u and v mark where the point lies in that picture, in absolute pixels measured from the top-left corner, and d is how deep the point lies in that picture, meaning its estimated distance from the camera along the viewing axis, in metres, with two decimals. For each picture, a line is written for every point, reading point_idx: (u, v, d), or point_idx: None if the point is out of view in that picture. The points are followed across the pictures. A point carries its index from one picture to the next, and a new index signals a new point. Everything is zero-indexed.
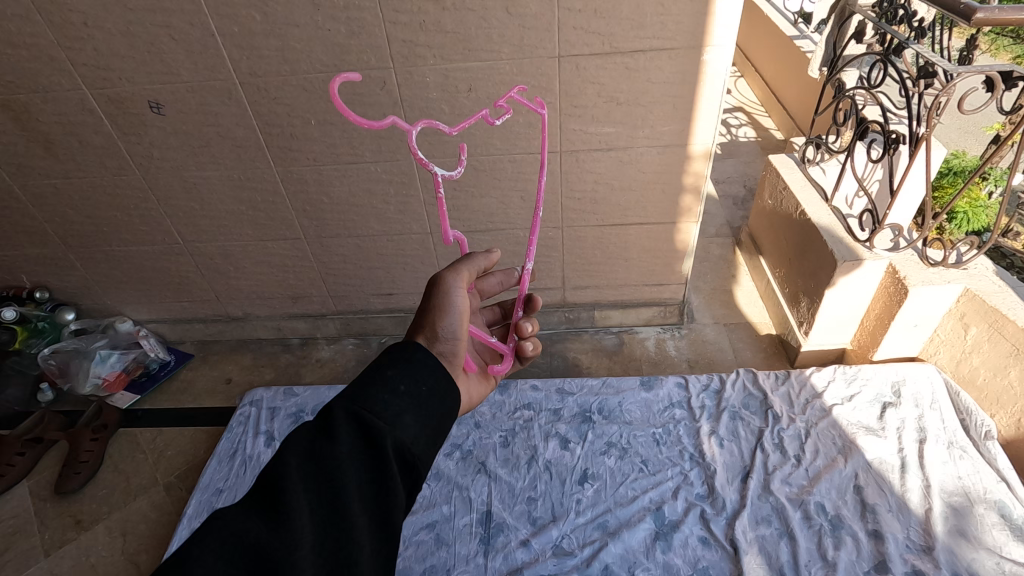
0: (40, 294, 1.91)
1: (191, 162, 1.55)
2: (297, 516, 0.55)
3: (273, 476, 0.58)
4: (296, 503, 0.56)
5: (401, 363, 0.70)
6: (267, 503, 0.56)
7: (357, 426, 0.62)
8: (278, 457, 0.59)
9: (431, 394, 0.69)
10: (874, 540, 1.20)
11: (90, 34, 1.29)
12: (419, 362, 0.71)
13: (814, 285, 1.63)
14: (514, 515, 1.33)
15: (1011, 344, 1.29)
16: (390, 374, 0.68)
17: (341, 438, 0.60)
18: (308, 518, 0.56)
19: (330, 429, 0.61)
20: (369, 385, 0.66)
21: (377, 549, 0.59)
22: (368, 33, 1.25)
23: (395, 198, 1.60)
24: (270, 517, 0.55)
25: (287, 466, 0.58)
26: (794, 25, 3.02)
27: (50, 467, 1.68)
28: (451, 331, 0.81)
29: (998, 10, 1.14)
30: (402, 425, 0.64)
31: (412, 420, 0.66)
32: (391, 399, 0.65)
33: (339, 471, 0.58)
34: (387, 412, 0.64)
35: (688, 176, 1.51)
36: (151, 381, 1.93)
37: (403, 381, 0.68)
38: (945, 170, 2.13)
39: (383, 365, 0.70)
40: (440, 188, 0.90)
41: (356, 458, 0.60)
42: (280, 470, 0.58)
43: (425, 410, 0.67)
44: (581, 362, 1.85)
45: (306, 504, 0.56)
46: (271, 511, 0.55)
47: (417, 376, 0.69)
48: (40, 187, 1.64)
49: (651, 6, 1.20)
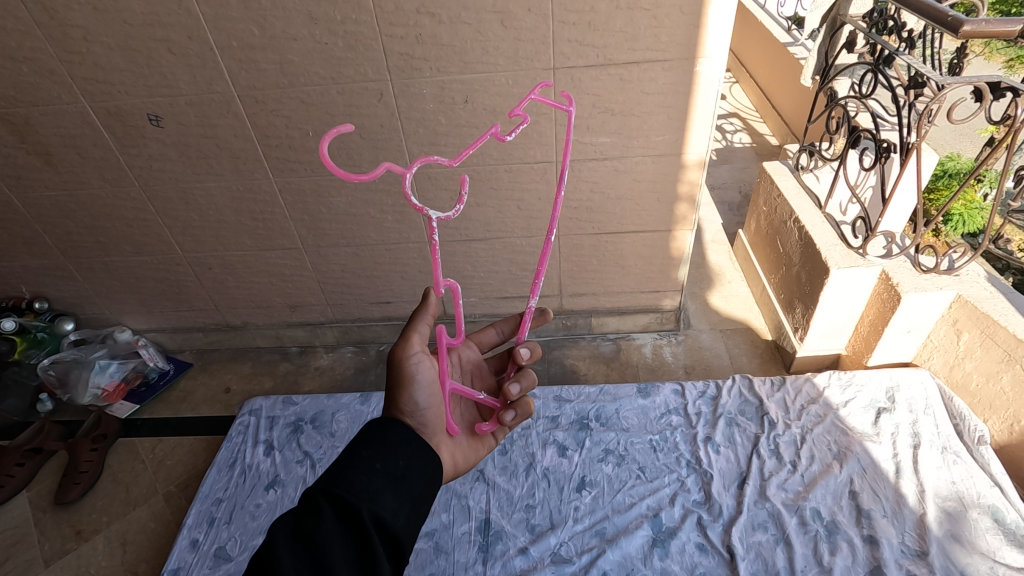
0: (40, 304, 1.92)
1: (190, 174, 1.56)
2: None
3: (263, 558, 0.61)
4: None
5: (375, 441, 0.74)
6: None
7: (338, 505, 0.66)
8: (268, 539, 0.63)
9: (408, 466, 0.73)
10: (869, 545, 1.21)
11: (89, 48, 1.30)
12: (392, 438, 0.75)
13: (808, 291, 1.65)
14: (513, 523, 1.34)
15: (1003, 350, 1.30)
16: (366, 454, 0.72)
17: (325, 517, 0.65)
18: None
19: (315, 509, 0.65)
20: (346, 464, 0.70)
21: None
22: (365, 46, 1.27)
23: (393, 208, 1.62)
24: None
25: (276, 546, 0.62)
26: (788, 32, 3.05)
27: (50, 477, 1.68)
28: (415, 403, 0.82)
29: (985, 23, 1.15)
30: (381, 500, 0.68)
31: (392, 496, 0.69)
32: (371, 477, 0.69)
33: (325, 550, 0.62)
34: (367, 489, 0.68)
35: (682, 185, 1.53)
36: (150, 390, 1.94)
37: (379, 457, 0.72)
38: (940, 172, 2.17)
39: (359, 444, 0.73)
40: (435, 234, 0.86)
41: (339, 535, 0.64)
42: (269, 551, 0.61)
43: (403, 484, 0.71)
44: (579, 369, 1.86)
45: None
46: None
47: (393, 451, 0.73)
48: (40, 199, 1.65)
49: (645, 19, 1.21)
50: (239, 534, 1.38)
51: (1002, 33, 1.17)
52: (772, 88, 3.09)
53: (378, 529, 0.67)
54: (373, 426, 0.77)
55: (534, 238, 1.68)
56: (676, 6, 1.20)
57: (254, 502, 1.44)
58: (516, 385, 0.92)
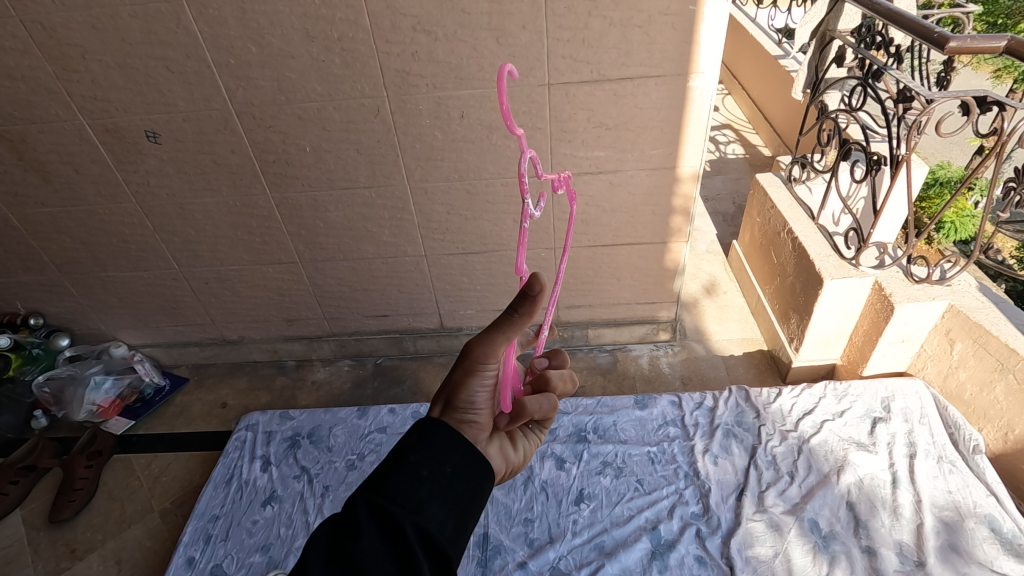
0: (35, 320, 1.91)
1: (187, 190, 1.56)
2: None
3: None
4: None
5: (424, 445, 0.68)
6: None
7: (379, 517, 0.61)
8: (303, 560, 0.58)
9: (456, 474, 0.66)
10: (867, 556, 1.21)
11: (88, 66, 1.31)
12: (438, 442, 0.69)
13: (803, 301, 1.66)
14: (511, 537, 1.33)
15: (996, 360, 1.32)
16: (412, 460, 0.66)
17: (364, 533, 0.59)
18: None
19: (354, 524, 0.60)
20: (389, 471, 0.65)
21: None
22: (361, 63, 1.28)
23: (389, 222, 1.63)
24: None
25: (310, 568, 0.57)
26: (779, 45, 3.09)
27: (44, 495, 1.67)
28: (471, 402, 0.73)
29: (970, 39, 1.17)
30: (426, 511, 0.63)
31: (439, 506, 0.64)
32: (415, 488, 0.64)
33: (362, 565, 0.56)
34: (411, 501, 0.63)
35: (677, 198, 1.55)
36: (145, 406, 1.93)
37: (426, 465, 0.66)
38: (931, 181, 2.20)
39: (405, 447, 0.68)
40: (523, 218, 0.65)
41: (379, 551, 0.58)
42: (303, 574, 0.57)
43: (451, 494, 0.65)
44: (576, 380, 1.87)
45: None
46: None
47: (441, 457, 0.67)
48: (37, 216, 1.65)
49: (637, 35, 1.23)
50: (236, 552, 1.36)
51: (987, 50, 1.19)
52: (764, 100, 3.13)
53: (424, 544, 0.61)
54: (418, 428, 0.71)
55: (530, 251, 1.69)
56: (668, 22, 1.21)
57: (252, 518, 1.43)
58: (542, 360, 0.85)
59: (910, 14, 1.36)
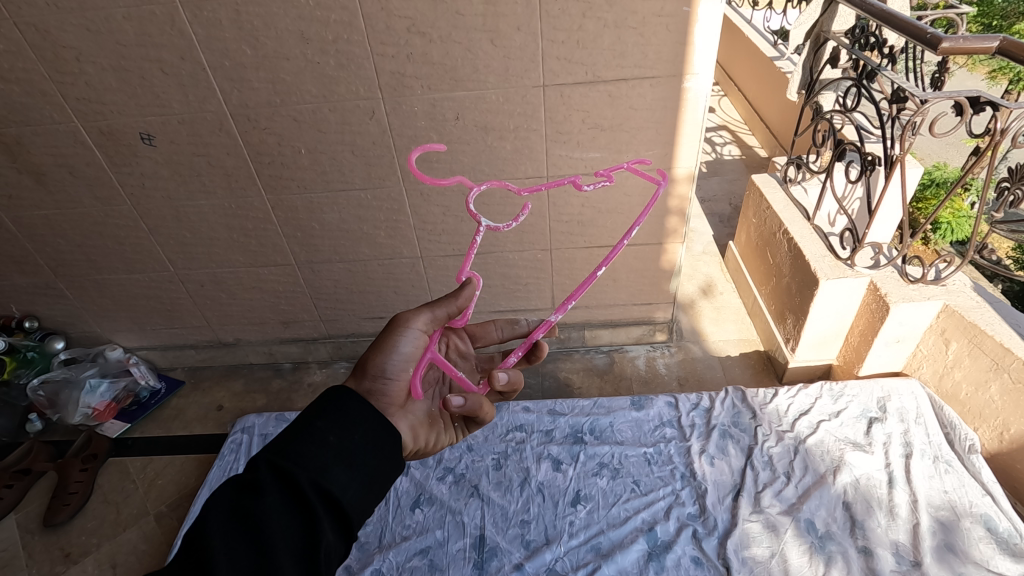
0: (29, 323, 1.90)
1: (183, 192, 1.56)
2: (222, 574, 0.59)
3: (197, 532, 0.62)
4: (218, 561, 0.59)
5: (331, 412, 0.74)
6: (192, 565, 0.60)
7: (281, 479, 0.67)
8: (204, 514, 0.63)
9: (363, 443, 0.73)
10: (863, 556, 1.21)
11: (82, 69, 1.31)
12: (348, 411, 0.75)
13: (799, 302, 1.66)
14: (507, 539, 1.33)
15: (991, 359, 1.32)
16: (320, 426, 0.72)
17: (266, 493, 0.65)
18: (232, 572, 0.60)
19: (256, 483, 0.66)
20: (297, 436, 0.70)
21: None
22: (356, 65, 1.28)
23: (385, 224, 1.63)
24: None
25: (209, 524, 0.62)
26: (774, 47, 3.10)
27: (38, 499, 1.65)
28: (383, 371, 0.84)
29: (962, 39, 1.18)
30: (329, 474, 0.68)
31: (342, 471, 0.69)
32: (321, 451, 0.70)
33: (264, 522, 0.63)
34: (316, 464, 0.68)
35: (673, 199, 1.55)
36: (141, 409, 1.93)
37: (333, 432, 0.72)
38: (927, 181, 2.21)
39: (315, 413, 0.74)
40: (479, 234, 0.92)
41: (281, 508, 0.65)
42: (202, 528, 0.62)
43: (356, 461, 0.71)
44: (573, 382, 1.87)
45: (227, 563, 0.60)
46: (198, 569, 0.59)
47: (349, 424, 0.74)
48: (31, 218, 1.65)
49: (632, 37, 1.23)
50: None
51: (980, 50, 1.19)
52: (760, 101, 3.14)
53: (326, 502, 0.68)
54: (330, 396, 0.77)
55: (526, 252, 1.69)
56: (662, 23, 1.22)
57: None
58: (503, 375, 0.88)
59: (904, 15, 1.37)
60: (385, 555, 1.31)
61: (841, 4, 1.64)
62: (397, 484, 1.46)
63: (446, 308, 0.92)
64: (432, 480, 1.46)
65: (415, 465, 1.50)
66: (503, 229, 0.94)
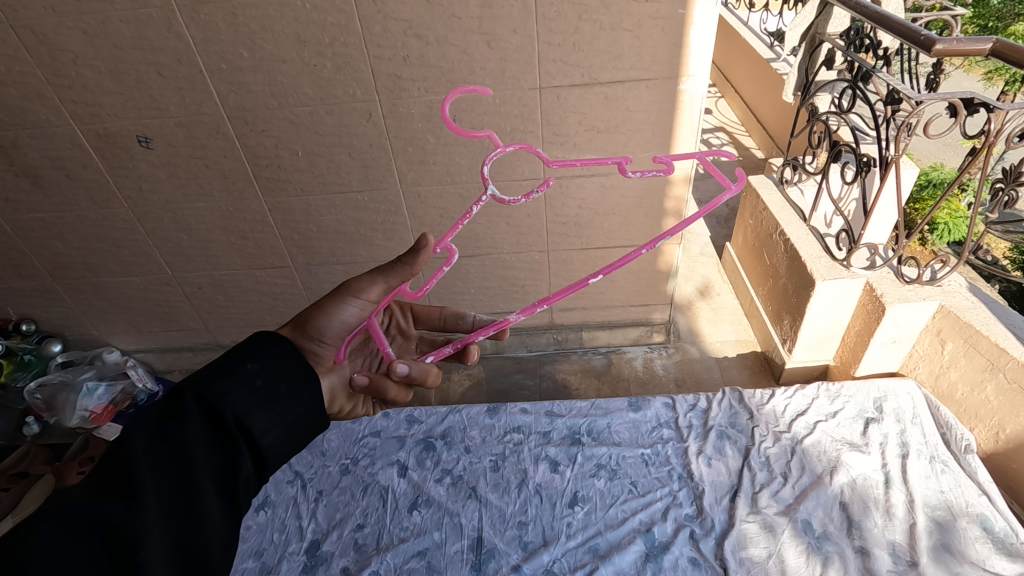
0: (27, 326, 1.91)
1: (180, 195, 1.56)
2: (146, 495, 0.58)
3: (115, 448, 0.61)
4: (142, 480, 0.59)
5: (263, 355, 0.73)
6: (111, 482, 0.59)
7: (206, 410, 0.67)
8: (124, 434, 0.62)
9: (291, 390, 0.73)
10: (859, 556, 1.21)
11: (79, 71, 1.31)
12: (282, 358, 0.74)
13: (796, 303, 1.66)
14: (505, 540, 1.33)
15: (986, 359, 1.33)
16: (250, 368, 0.71)
17: (191, 421, 0.65)
18: (155, 493, 0.59)
19: (181, 411, 0.65)
20: (226, 372, 0.70)
21: (226, 518, 0.65)
22: (353, 67, 1.28)
23: (383, 226, 1.63)
24: (116, 498, 0.58)
25: (132, 445, 0.60)
26: (771, 48, 3.11)
27: (35, 502, 1.62)
28: (320, 334, 0.85)
29: (956, 41, 1.18)
30: (253, 416, 0.69)
31: (265, 415, 0.70)
32: (248, 392, 0.70)
33: (189, 450, 0.63)
34: (242, 403, 0.68)
35: (669, 200, 1.55)
36: (139, 412, 1.87)
37: (262, 376, 0.72)
38: (924, 182, 2.22)
39: (245, 354, 0.72)
40: (477, 205, 0.87)
41: (204, 440, 0.65)
42: (123, 447, 0.61)
43: (282, 406, 0.71)
44: (570, 383, 1.87)
45: (151, 483, 0.59)
46: (119, 487, 0.59)
47: (279, 370, 0.73)
48: (28, 222, 1.65)
49: (628, 39, 1.24)
50: None
51: (974, 52, 1.20)
52: (756, 102, 3.15)
53: (246, 440, 0.69)
54: (263, 338, 0.75)
55: (524, 253, 1.70)
56: (658, 26, 1.22)
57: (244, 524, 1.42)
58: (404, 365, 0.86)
59: (898, 17, 1.38)
60: (382, 556, 1.31)
61: (836, 6, 1.64)
62: (395, 485, 1.46)
63: (401, 275, 0.84)
64: (430, 481, 1.46)
65: (413, 467, 1.50)
66: (511, 205, 0.87)
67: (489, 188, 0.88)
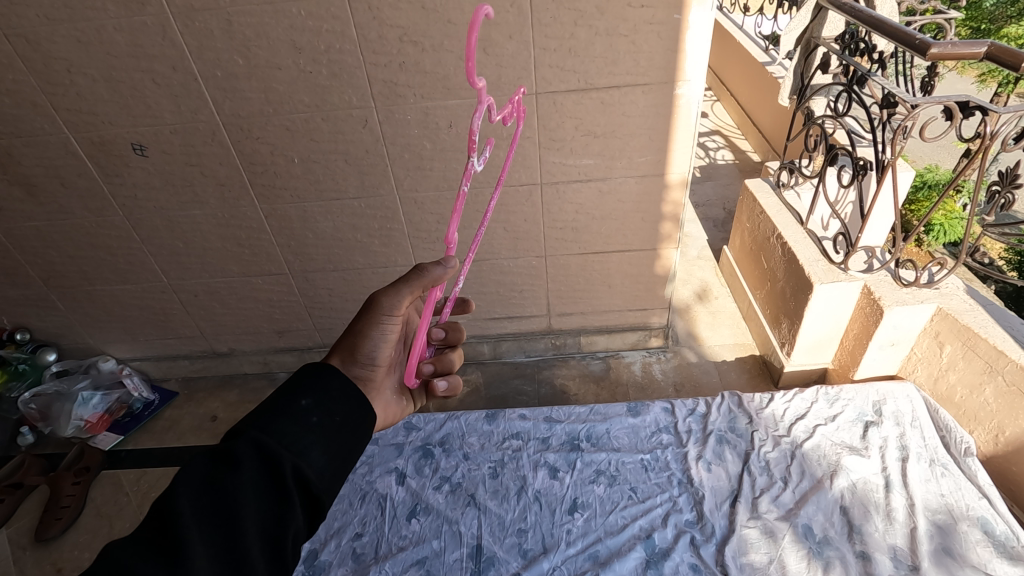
0: (21, 335, 1.89)
1: (175, 202, 1.56)
2: (194, 551, 0.56)
3: (165, 504, 0.59)
4: (191, 535, 0.57)
5: (317, 390, 0.73)
6: (159, 537, 0.57)
7: (260, 455, 0.64)
8: (175, 484, 0.60)
9: (342, 425, 0.72)
10: (861, 561, 1.21)
11: (73, 79, 1.30)
12: (335, 390, 0.74)
13: (794, 306, 1.66)
14: (505, 548, 1.32)
15: (984, 362, 1.33)
16: (304, 404, 0.71)
17: (243, 469, 0.62)
18: (203, 550, 0.57)
19: (232, 459, 0.63)
20: (281, 412, 0.69)
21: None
22: (349, 74, 1.28)
23: (379, 232, 1.62)
24: (164, 556, 0.55)
25: (180, 499, 0.59)
26: (766, 51, 3.13)
27: (30, 513, 1.64)
28: (371, 357, 0.85)
29: (951, 45, 1.18)
30: (308, 456, 0.67)
31: (321, 453, 0.68)
32: (302, 430, 0.68)
33: (238, 500, 0.60)
34: (297, 444, 0.67)
35: (667, 205, 1.55)
36: (134, 420, 1.91)
37: (316, 412, 0.70)
38: (919, 184, 2.22)
39: (299, 391, 0.72)
40: (467, 182, 0.71)
41: (256, 488, 0.62)
42: (173, 500, 0.59)
43: (335, 441, 0.70)
44: (569, 389, 1.86)
45: (199, 540, 0.57)
46: (166, 543, 0.56)
47: (334, 404, 0.72)
48: (22, 230, 1.64)
49: (623, 44, 1.24)
50: None
51: (968, 56, 1.20)
52: (752, 105, 3.16)
53: (300, 485, 0.66)
54: (316, 373, 0.75)
55: (521, 259, 1.69)
56: (653, 31, 1.22)
57: None
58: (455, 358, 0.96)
59: (893, 21, 1.37)
60: (381, 566, 1.30)
61: (830, 10, 1.65)
62: (394, 493, 1.45)
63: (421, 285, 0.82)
64: (429, 489, 1.45)
65: (411, 475, 1.49)
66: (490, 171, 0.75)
67: (477, 154, 0.71)
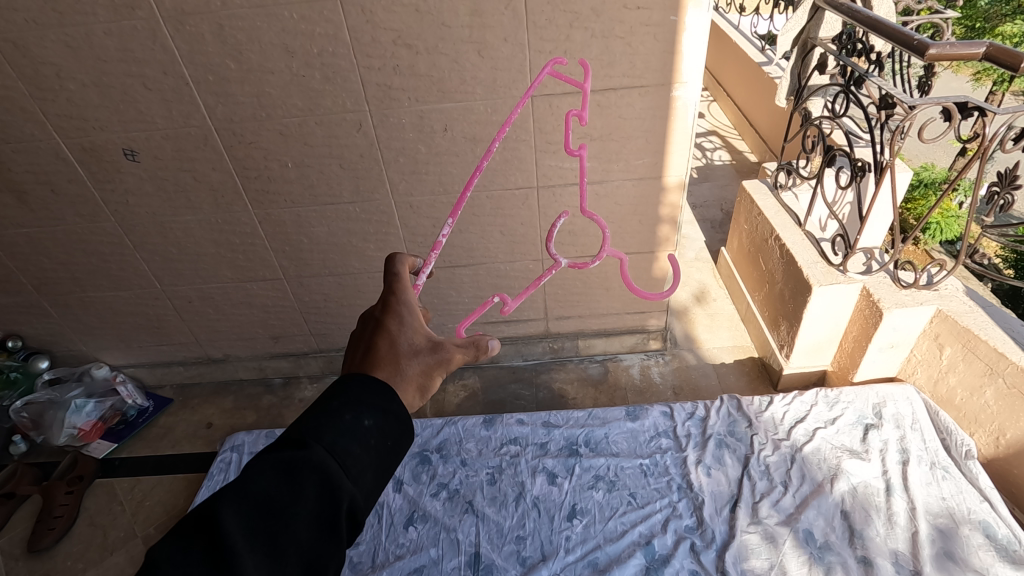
0: (13, 343, 1.86)
1: (168, 208, 1.54)
2: None
3: (215, 521, 0.53)
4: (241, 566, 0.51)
5: (376, 408, 0.64)
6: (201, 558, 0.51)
7: (318, 478, 0.57)
8: (226, 499, 0.54)
9: (396, 449, 0.64)
10: (863, 566, 1.20)
11: (62, 85, 1.28)
12: (394, 411, 0.65)
13: (792, 308, 1.66)
14: (503, 556, 1.31)
15: (985, 363, 1.32)
16: (365, 425, 0.62)
17: (300, 494, 0.56)
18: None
19: (290, 479, 0.56)
20: (342, 431, 0.60)
21: None
22: (343, 78, 1.27)
23: (374, 237, 1.61)
24: None
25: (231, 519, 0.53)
26: (762, 52, 3.12)
27: (22, 522, 1.62)
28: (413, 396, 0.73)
29: (949, 45, 1.17)
30: (361, 484, 0.60)
31: (372, 480, 0.61)
32: (359, 454, 0.60)
33: (290, 529, 0.54)
34: (353, 471, 0.59)
35: (665, 207, 1.54)
36: (128, 428, 1.89)
37: (375, 434, 0.62)
38: (916, 182, 2.23)
39: (361, 406, 0.63)
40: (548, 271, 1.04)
41: (310, 515, 0.56)
42: (222, 518, 0.53)
43: (387, 467, 0.63)
44: (567, 393, 1.85)
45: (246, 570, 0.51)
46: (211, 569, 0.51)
47: (390, 427, 0.64)
48: (13, 238, 1.62)
49: (619, 46, 1.23)
50: None
51: (966, 56, 1.19)
52: (749, 105, 3.15)
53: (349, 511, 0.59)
54: (375, 390, 0.66)
55: (518, 263, 1.68)
56: (649, 33, 1.21)
57: None
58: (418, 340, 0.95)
59: (891, 22, 1.36)
60: None
61: (827, 10, 1.64)
62: (390, 501, 1.44)
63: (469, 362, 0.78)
64: (426, 496, 1.44)
65: (409, 482, 1.48)
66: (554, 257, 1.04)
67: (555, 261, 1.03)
